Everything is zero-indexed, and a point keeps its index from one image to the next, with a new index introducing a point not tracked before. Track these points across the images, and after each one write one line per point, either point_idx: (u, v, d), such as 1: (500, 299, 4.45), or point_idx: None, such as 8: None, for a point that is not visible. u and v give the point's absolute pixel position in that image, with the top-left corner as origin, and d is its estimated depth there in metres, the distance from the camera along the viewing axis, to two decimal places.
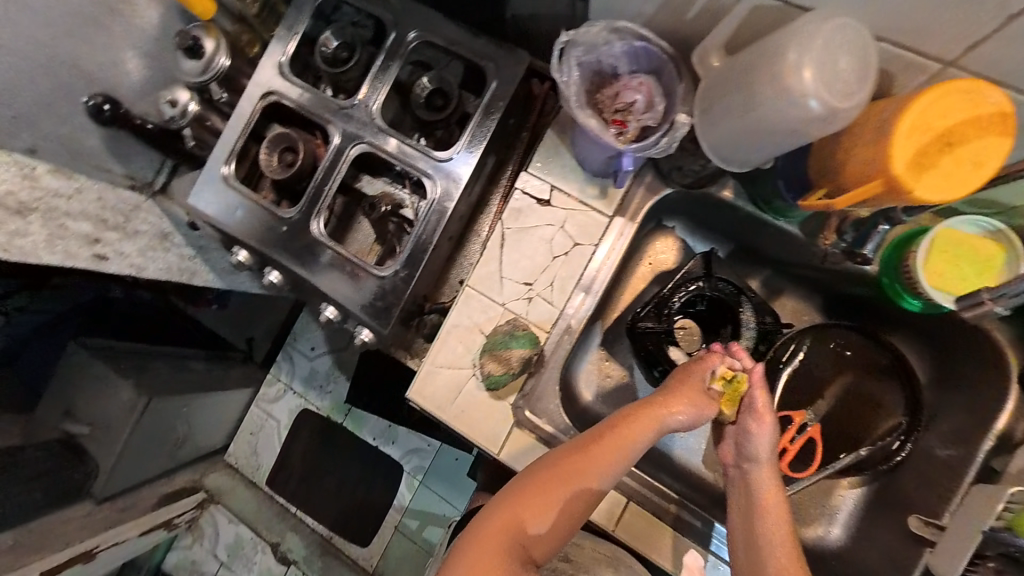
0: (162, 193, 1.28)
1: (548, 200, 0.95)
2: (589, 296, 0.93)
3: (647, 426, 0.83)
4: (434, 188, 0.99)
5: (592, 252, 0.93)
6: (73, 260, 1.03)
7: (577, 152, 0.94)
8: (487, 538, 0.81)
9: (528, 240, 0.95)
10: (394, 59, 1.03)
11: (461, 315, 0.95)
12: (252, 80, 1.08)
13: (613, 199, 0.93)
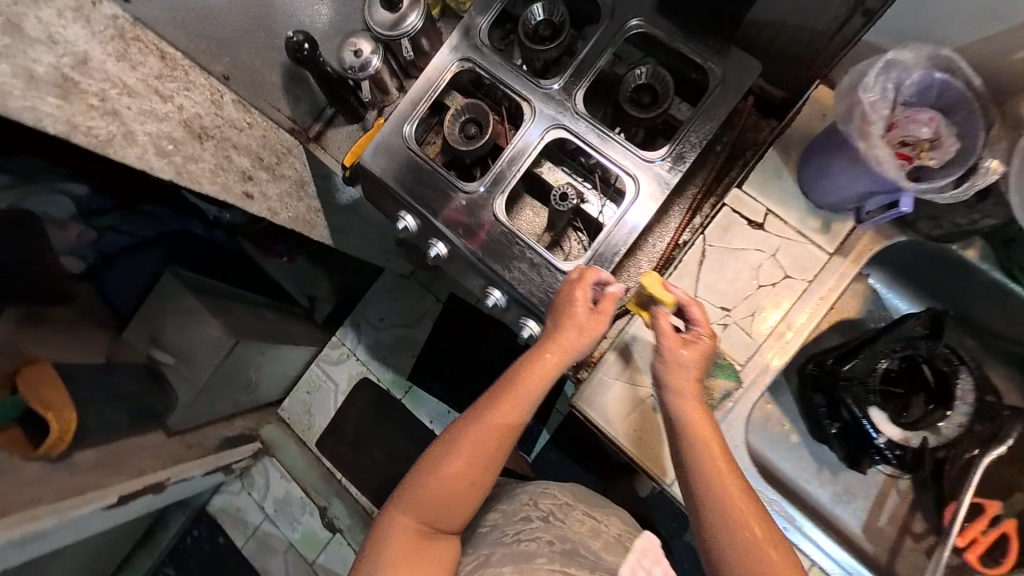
0: (315, 141, 1.21)
1: (761, 224, 0.88)
2: (792, 335, 0.85)
3: (570, 342, 0.90)
4: (635, 188, 0.92)
5: (805, 288, 0.85)
6: (228, 192, 1.05)
7: (804, 178, 0.86)
8: (477, 432, 0.88)
9: (731, 263, 0.88)
10: (607, 46, 0.97)
11: (642, 328, 0.89)
12: (449, 45, 1.03)
13: (837, 235, 0.86)
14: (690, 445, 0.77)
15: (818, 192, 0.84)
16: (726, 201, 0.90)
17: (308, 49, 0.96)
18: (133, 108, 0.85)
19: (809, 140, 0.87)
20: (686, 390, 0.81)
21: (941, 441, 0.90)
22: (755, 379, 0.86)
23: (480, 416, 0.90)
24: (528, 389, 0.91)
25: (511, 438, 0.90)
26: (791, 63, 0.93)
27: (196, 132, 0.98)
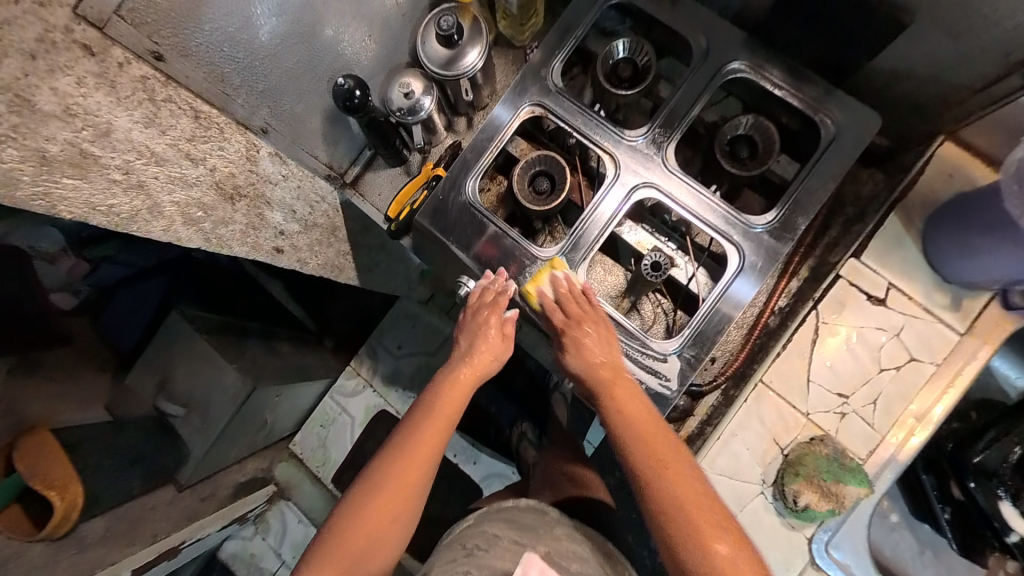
0: (351, 186, 1.04)
1: (884, 299, 0.79)
2: (922, 423, 0.77)
3: (484, 366, 0.89)
4: (739, 257, 0.82)
5: (933, 372, 0.77)
6: (255, 251, 0.91)
7: (931, 249, 0.78)
8: (403, 467, 0.80)
9: (850, 342, 0.79)
10: (701, 91, 0.86)
11: (751, 416, 0.80)
12: (516, 87, 0.91)
13: (968, 311, 0.77)
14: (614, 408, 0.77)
15: (952, 266, 0.76)
16: (840, 272, 0.80)
17: (360, 96, 0.84)
18: (161, 177, 0.71)
19: (935, 207, 0.79)
20: (596, 361, 0.81)
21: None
22: (879, 472, 0.77)
23: (416, 447, 0.82)
24: (445, 411, 0.85)
25: (428, 466, 0.82)
26: (910, 114, 0.83)
27: (228, 192, 0.83)
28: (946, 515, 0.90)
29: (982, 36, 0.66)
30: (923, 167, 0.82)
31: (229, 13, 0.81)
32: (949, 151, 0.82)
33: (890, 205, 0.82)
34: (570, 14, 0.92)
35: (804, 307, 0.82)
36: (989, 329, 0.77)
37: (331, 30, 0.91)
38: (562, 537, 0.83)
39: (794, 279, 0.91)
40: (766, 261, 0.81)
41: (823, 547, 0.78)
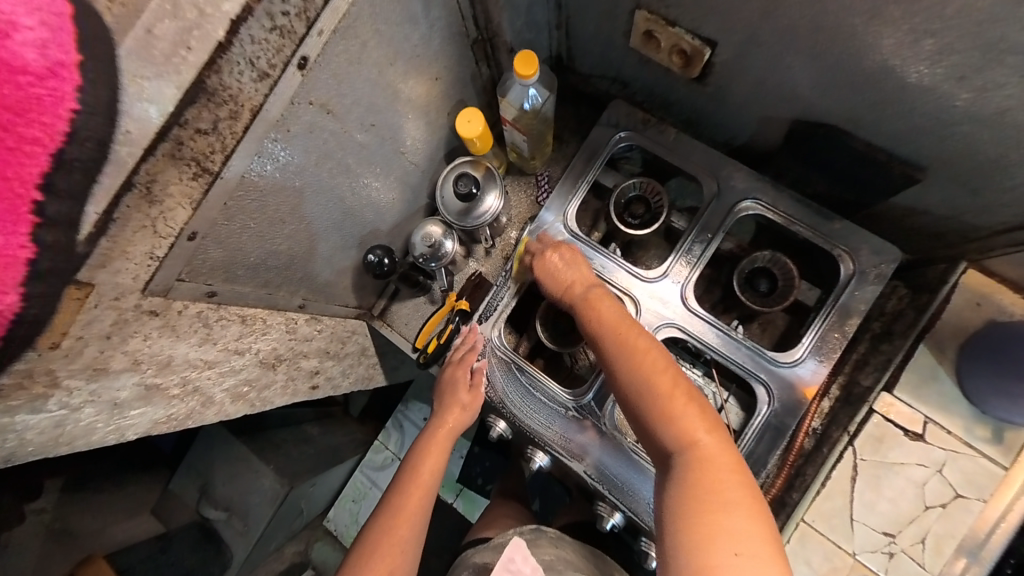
0: (381, 317, 1.13)
1: (921, 433, 0.79)
2: (977, 564, 0.75)
3: (458, 425, 0.91)
4: (766, 393, 0.82)
5: (981, 509, 0.76)
6: (295, 395, 1.00)
7: (969, 385, 0.78)
8: (393, 523, 0.82)
9: (890, 478, 0.79)
10: (713, 231, 0.90)
11: (796, 559, 0.79)
12: (534, 231, 0.95)
13: (1012, 446, 0.77)
14: (632, 374, 0.67)
15: (993, 405, 0.75)
16: (875, 406, 0.81)
17: (389, 263, 0.89)
18: (213, 375, 0.74)
19: (967, 339, 0.81)
20: (615, 321, 0.73)
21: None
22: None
23: (405, 502, 0.84)
24: (428, 473, 0.87)
25: (419, 527, 0.84)
26: (930, 240, 0.85)
27: (271, 363, 0.86)
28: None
29: (999, 194, 0.69)
30: (949, 293, 0.85)
31: (273, 232, 0.70)
32: (974, 277, 0.84)
33: (921, 336, 0.83)
34: (582, 155, 0.97)
35: (839, 442, 0.81)
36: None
37: (358, 202, 0.86)
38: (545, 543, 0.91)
39: (825, 400, 0.87)
40: (795, 401, 0.81)
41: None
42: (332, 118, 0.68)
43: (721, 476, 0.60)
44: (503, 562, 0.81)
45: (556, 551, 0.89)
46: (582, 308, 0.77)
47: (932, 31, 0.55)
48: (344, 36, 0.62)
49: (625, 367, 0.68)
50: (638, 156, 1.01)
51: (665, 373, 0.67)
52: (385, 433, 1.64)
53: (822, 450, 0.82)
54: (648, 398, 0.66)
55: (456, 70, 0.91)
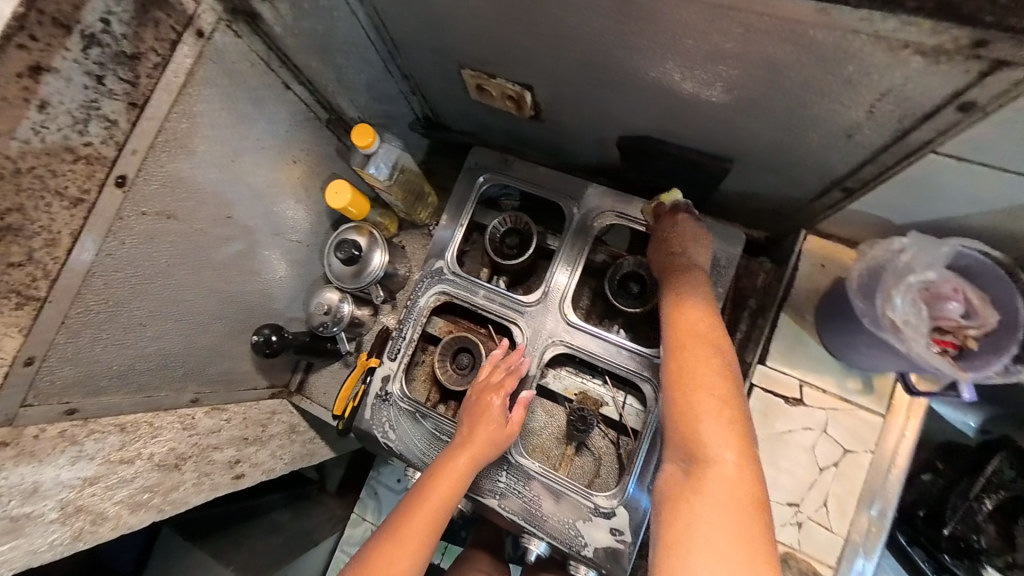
0: (299, 392, 1.13)
1: (800, 398, 0.80)
2: (880, 517, 0.75)
3: (484, 454, 0.78)
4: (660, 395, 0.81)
5: (873, 459, 0.77)
6: (216, 490, 0.93)
7: (830, 343, 0.80)
8: (390, 554, 0.70)
9: (783, 448, 0.79)
10: (581, 245, 0.88)
11: None
12: (420, 279, 0.96)
13: (884, 392, 0.78)
14: (673, 365, 0.60)
15: (853, 358, 0.76)
16: (754, 379, 0.82)
17: (278, 340, 0.89)
18: (98, 492, 0.72)
19: (820, 300, 0.83)
20: (694, 317, 0.63)
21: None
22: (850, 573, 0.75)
23: (403, 534, 0.72)
24: (438, 503, 0.74)
25: (419, 561, 0.71)
26: (774, 216, 0.88)
27: (174, 464, 0.83)
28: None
29: (799, 170, 0.73)
30: (797, 262, 0.85)
31: (134, 337, 0.71)
32: (815, 244, 0.85)
33: (783, 307, 0.85)
34: (452, 199, 0.98)
35: None
36: (910, 403, 0.77)
37: (240, 291, 0.87)
38: None
39: None
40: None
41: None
42: (178, 222, 0.70)
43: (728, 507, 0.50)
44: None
45: None
46: (671, 341, 0.62)
47: (667, 52, 0.60)
48: (167, 148, 0.65)
49: (676, 381, 0.58)
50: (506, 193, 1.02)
51: (707, 373, 0.57)
52: (359, 503, 1.55)
53: None
54: (676, 389, 0.58)
55: (317, 151, 0.94)
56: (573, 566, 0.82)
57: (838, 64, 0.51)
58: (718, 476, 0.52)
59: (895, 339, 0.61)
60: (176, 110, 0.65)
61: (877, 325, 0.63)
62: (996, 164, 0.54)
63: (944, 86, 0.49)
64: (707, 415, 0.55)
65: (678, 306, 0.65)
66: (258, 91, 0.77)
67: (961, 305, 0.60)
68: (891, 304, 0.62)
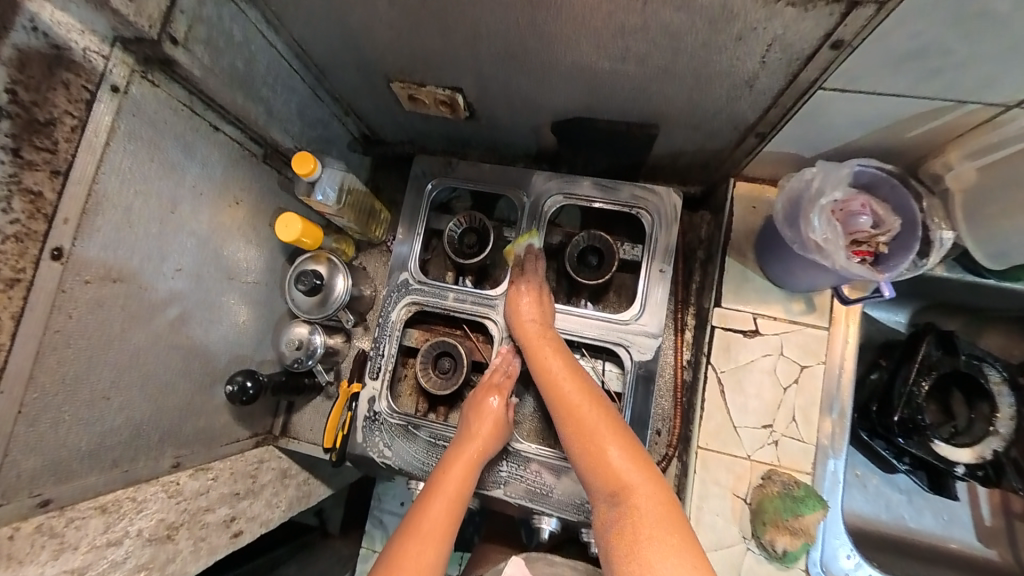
0: (284, 435, 1.09)
1: (755, 328, 0.77)
2: (841, 418, 0.74)
3: (489, 440, 0.81)
4: (632, 357, 0.83)
5: (827, 370, 0.75)
6: (214, 553, 0.89)
7: (773, 273, 0.77)
8: (416, 550, 0.68)
9: (749, 378, 0.77)
10: (536, 230, 0.92)
11: (705, 483, 0.75)
12: (387, 292, 0.96)
13: (825, 307, 0.76)
14: (575, 365, 0.77)
15: (795, 282, 0.75)
16: (713, 322, 0.79)
17: (253, 384, 0.86)
18: None
19: (757, 235, 0.80)
20: (533, 326, 0.82)
21: (1009, 441, 0.73)
22: (826, 482, 0.73)
23: (427, 523, 0.71)
24: (457, 487, 0.76)
25: (443, 552, 0.70)
26: (702, 170, 0.88)
27: (165, 536, 0.79)
28: (908, 468, 0.77)
29: (716, 131, 0.75)
30: (730, 208, 0.83)
31: (99, 411, 0.67)
32: (744, 187, 0.83)
33: (723, 249, 0.82)
34: (405, 211, 0.99)
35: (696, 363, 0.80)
36: (849, 309, 0.76)
37: (204, 344, 0.84)
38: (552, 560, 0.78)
39: (686, 332, 0.90)
40: (651, 351, 0.82)
41: (820, 567, 0.71)
42: (123, 284, 0.67)
43: (643, 492, 0.62)
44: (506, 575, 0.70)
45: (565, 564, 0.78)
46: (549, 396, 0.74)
47: (575, 37, 0.62)
48: (99, 212, 0.62)
49: (567, 426, 0.70)
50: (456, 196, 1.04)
51: (567, 381, 0.74)
52: (369, 537, 1.48)
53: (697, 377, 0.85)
54: (568, 429, 0.71)
55: (258, 187, 0.90)
56: (586, 532, 0.83)
57: (727, 26, 0.54)
58: (602, 455, 0.66)
59: (819, 258, 0.63)
60: (103, 170, 0.61)
61: (801, 249, 0.65)
62: (885, 90, 0.56)
63: (816, 29, 0.51)
64: (591, 417, 0.70)
65: (543, 317, 0.83)
66: (188, 139, 0.73)
67: (870, 219, 0.63)
68: (812, 226, 0.63)
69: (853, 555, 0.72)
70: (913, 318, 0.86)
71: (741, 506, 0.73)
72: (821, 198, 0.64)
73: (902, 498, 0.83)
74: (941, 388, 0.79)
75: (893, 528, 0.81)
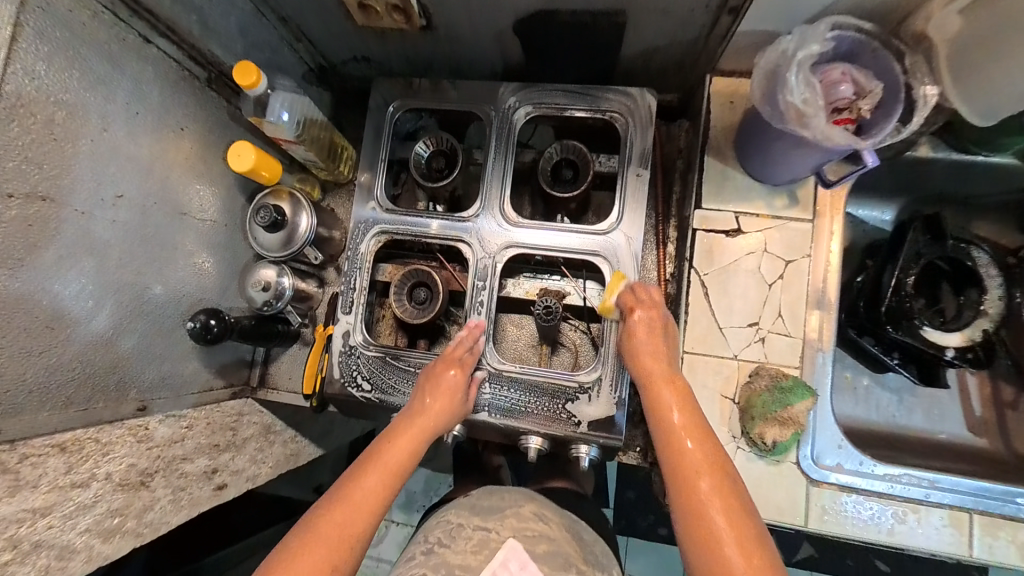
0: (263, 387, 1.05)
1: (736, 227, 0.74)
2: (828, 312, 0.71)
3: (442, 414, 0.75)
4: (612, 269, 0.79)
5: (811, 263, 0.72)
6: (197, 505, 0.91)
7: (752, 167, 0.73)
8: (342, 514, 0.62)
9: (733, 278, 0.74)
10: (506, 146, 0.86)
11: (692, 387, 0.73)
12: (354, 225, 0.91)
13: (808, 199, 0.73)
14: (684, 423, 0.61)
15: (777, 174, 0.71)
16: (693, 225, 0.76)
17: (217, 323, 0.81)
18: (53, 523, 0.66)
19: (736, 130, 0.76)
20: (650, 366, 0.67)
21: (996, 320, 0.72)
22: (817, 377, 0.70)
23: (360, 489, 0.65)
24: (400, 455, 0.70)
25: (373, 524, 0.64)
26: (675, 70, 0.84)
27: (134, 484, 0.78)
28: (898, 363, 0.75)
29: (688, 15, 0.70)
30: (707, 106, 0.78)
31: (45, 342, 0.63)
32: (721, 83, 0.78)
33: (701, 149, 0.77)
34: (369, 139, 0.93)
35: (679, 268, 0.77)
36: (835, 200, 0.72)
37: (161, 285, 0.79)
38: (528, 515, 0.75)
39: (668, 244, 0.87)
40: (633, 260, 0.79)
41: (811, 461, 0.69)
42: (56, 205, 0.62)
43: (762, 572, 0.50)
44: (493, 565, 0.67)
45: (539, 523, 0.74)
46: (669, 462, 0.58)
47: None
48: (14, 118, 0.56)
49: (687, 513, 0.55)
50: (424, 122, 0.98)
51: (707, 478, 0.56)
52: None
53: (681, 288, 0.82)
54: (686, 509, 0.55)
55: (206, 115, 0.84)
56: (574, 449, 0.80)
57: None
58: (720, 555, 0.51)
59: (800, 130, 0.59)
60: (14, 70, 0.55)
61: (781, 123, 0.61)
62: None
63: None
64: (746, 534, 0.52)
65: (663, 343, 0.69)
66: (115, 49, 0.67)
67: (851, 87, 0.59)
68: (791, 90, 0.59)
69: (845, 448, 0.70)
70: (901, 214, 0.82)
71: (731, 406, 0.72)
72: (801, 62, 0.59)
73: (892, 398, 0.81)
74: (929, 280, 0.76)
75: (881, 425, 0.81)
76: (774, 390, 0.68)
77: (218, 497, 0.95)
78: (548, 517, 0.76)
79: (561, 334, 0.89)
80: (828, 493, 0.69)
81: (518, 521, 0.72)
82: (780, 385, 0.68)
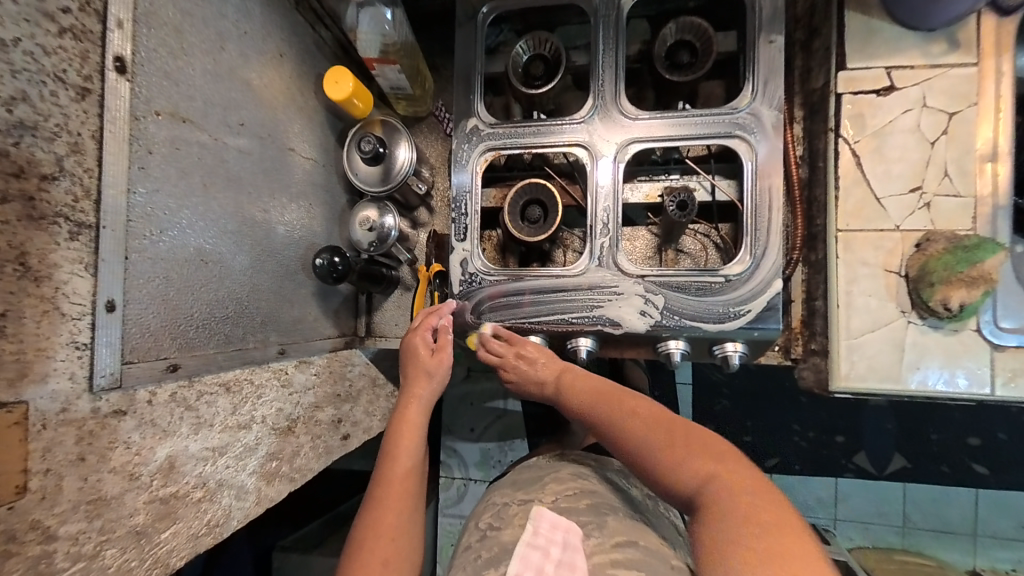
0: (369, 336, 1.04)
1: (889, 85, 0.71)
2: (998, 162, 0.68)
3: (428, 390, 0.80)
4: (750, 150, 0.75)
5: (979, 111, 0.69)
6: (330, 453, 0.87)
7: (904, 15, 0.69)
8: (381, 512, 0.69)
9: (889, 141, 0.71)
10: (616, 32, 0.81)
11: (852, 264, 0.72)
12: (458, 148, 0.87)
13: (969, 42, 0.69)
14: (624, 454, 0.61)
15: (935, 16, 0.66)
16: (840, 89, 0.72)
17: (341, 260, 0.79)
18: (231, 464, 0.64)
19: None
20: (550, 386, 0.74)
21: None
22: (995, 231, 0.68)
23: (387, 486, 0.71)
24: (409, 447, 0.75)
25: (412, 514, 0.71)
26: None
27: (287, 427, 0.75)
28: None
29: None
30: None
31: (201, 275, 0.61)
32: None
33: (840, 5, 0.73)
34: (463, 48, 0.87)
35: (826, 139, 0.74)
36: (999, 40, 0.69)
37: (281, 224, 0.76)
38: (565, 476, 0.70)
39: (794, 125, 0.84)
40: (774, 133, 0.75)
41: (992, 325, 0.68)
42: (194, 127, 0.59)
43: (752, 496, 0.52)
44: (525, 537, 0.59)
45: (577, 482, 0.68)
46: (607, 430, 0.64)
47: None
48: (150, 26, 0.53)
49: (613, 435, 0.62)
50: (514, 25, 0.92)
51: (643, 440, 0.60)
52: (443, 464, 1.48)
53: (817, 165, 0.79)
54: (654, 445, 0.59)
55: (298, 42, 0.80)
56: (719, 348, 0.78)
57: None
58: (670, 465, 0.57)
59: None
60: None
61: None
62: None
63: None
64: (684, 469, 0.56)
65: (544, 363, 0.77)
66: None
67: None
68: None
69: None
70: None
71: (898, 277, 0.70)
72: None
73: None
74: None
75: None
76: (953, 250, 0.66)
77: (345, 446, 0.92)
78: (587, 475, 0.71)
79: (684, 237, 0.85)
80: (1013, 354, 0.67)
81: (558, 486, 0.68)
82: (961, 245, 0.66)
